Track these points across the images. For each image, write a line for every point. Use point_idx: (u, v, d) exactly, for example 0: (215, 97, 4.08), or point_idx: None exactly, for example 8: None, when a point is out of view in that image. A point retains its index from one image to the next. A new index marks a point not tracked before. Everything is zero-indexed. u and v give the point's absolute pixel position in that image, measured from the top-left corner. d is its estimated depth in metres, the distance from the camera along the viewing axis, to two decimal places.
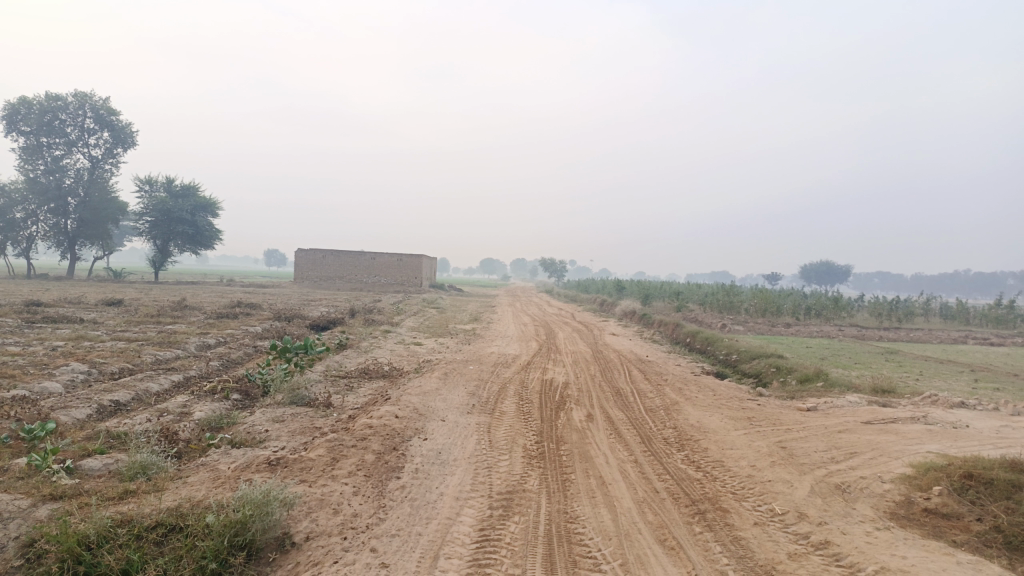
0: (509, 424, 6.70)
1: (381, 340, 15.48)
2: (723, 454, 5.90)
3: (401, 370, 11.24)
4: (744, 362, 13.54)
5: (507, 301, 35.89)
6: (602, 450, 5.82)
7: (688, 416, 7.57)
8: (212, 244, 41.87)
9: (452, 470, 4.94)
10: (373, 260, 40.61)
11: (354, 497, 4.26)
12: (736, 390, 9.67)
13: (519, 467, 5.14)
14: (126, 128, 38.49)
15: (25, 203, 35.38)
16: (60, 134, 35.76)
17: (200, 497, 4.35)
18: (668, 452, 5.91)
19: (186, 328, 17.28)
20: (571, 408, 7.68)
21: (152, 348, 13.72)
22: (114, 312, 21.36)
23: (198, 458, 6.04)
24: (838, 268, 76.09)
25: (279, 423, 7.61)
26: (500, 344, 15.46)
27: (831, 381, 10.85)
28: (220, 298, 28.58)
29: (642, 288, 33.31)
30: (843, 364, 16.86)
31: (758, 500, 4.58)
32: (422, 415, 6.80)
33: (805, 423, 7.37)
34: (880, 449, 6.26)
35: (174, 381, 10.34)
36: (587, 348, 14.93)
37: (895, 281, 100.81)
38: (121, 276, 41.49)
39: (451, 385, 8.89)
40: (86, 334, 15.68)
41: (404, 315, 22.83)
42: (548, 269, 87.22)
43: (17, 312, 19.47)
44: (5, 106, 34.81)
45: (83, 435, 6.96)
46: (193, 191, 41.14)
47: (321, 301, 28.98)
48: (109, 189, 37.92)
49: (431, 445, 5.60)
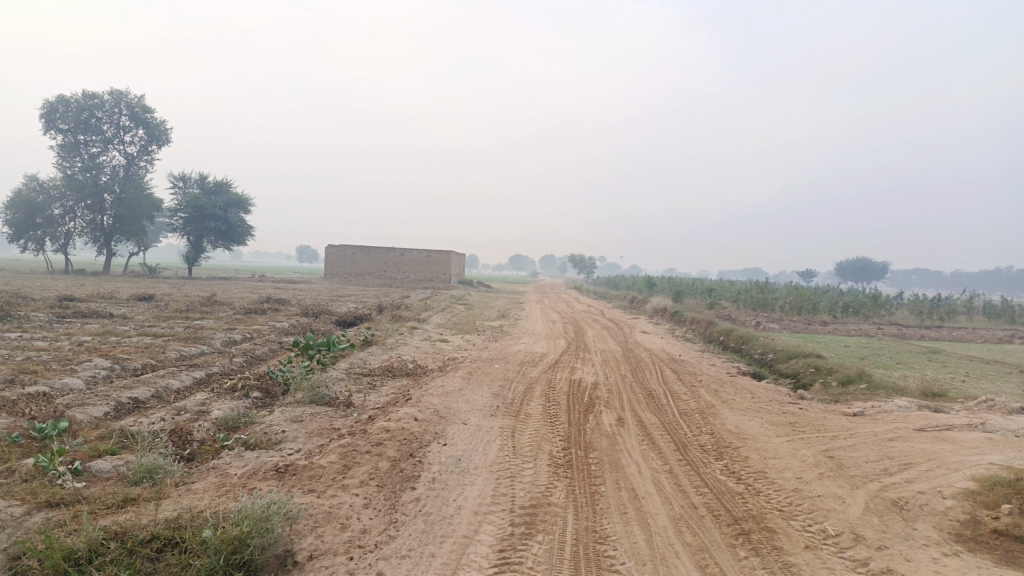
0: (535, 427, 6.34)
1: (407, 337, 15.20)
2: (765, 464, 5.47)
3: (426, 368, 10.94)
4: (780, 362, 12.99)
5: (536, 298, 35.51)
6: (634, 458, 5.42)
7: (725, 421, 7.13)
8: (244, 240, 42.16)
9: (472, 480, 4.59)
10: (402, 256, 40.51)
11: (364, 510, 3.92)
12: (775, 393, 9.17)
13: (545, 476, 4.77)
14: (161, 125, 38.84)
15: (63, 200, 35.94)
16: (97, 131, 36.16)
17: (201, 508, 4.05)
18: (705, 461, 5.49)
19: (213, 324, 17.21)
20: (600, 411, 7.29)
21: (178, 343, 13.61)
22: (145, 306, 21.41)
23: (209, 462, 5.78)
24: (874, 264, 74.39)
25: (297, 423, 7.35)
26: (527, 341, 15.07)
27: (875, 383, 10.29)
28: (250, 294, 28.66)
29: (673, 285, 32.65)
30: (885, 364, 16.18)
31: (807, 518, 4.16)
32: (443, 418, 6.46)
33: (853, 430, 6.87)
34: (937, 460, 5.75)
35: (195, 378, 10.17)
36: (618, 346, 14.48)
37: (934, 279, 98.28)
38: (156, 272, 42.06)
39: (475, 385, 8.53)
40: (114, 329, 15.67)
41: (432, 311, 22.62)
42: (577, 265, 86.82)
43: (49, 306, 19.63)
44: (43, 104, 35.31)
45: (96, 435, 6.75)
46: (226, 187, 41.42)
47: (350, 297, 28.90)
48: (144, 186, 38.33)
49: (451, 451, 5.26)
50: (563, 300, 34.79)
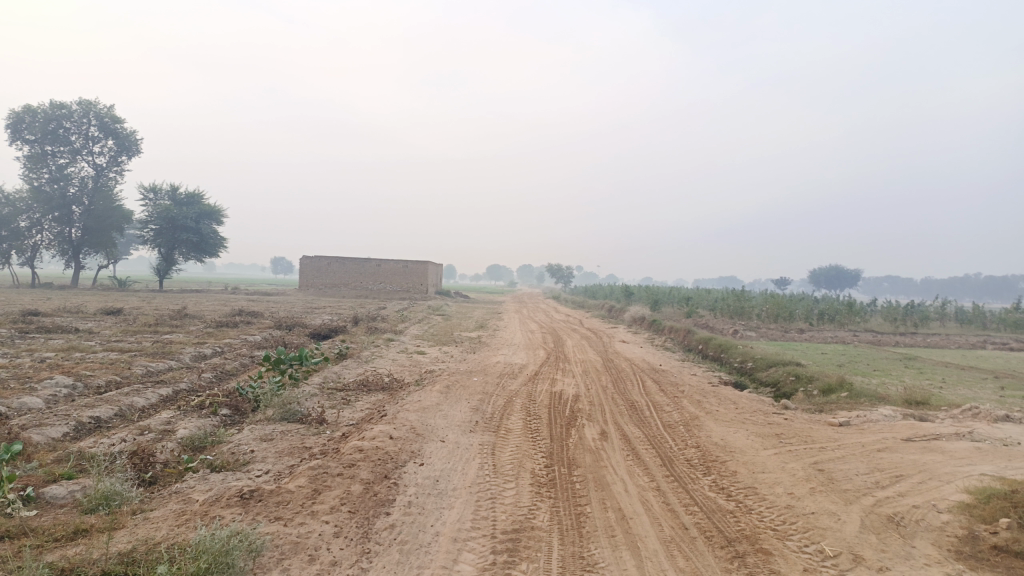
0: (515, 444, 6.10)
1: (383, 349, 14.89)
2: (755, 479, 5.28)
3: (402, 382, 10.65)
4: (760, 370, 12.90)
5: (514, 308, 35.33)
6: (619, 475, 5.20)
7: (710, 433, 6.95)
8: (217, 252, 41.45)
9: (450, 503, 4.34)
10: (378, 267, 40.07)
11: (334, 540, 3.65)
12: (758, 403, 9.02)
13: (527, 497, 4.53)
14: (131, 135, 38.14)
15: (30, 212, 35.08)
16: (65, 142, 35.40)
17: (158, 539, 3.75)
18: (692, 477, 5.29)
19: (182, 338, 16.74)
20: (582, 425, 7.08)
21: (145, 359, 13.17)
22: (113, 321, 20.83)
23: (172, 486, 5.46)
24: (847, 272, 75.29)
25: (267, 442, 7.04)
26: (506, 352, 14.83)
27: (856, 391, 10.20)
28: (223, 307, 28.09)
29: (651, 294, 32.61)
30: (862, 371, 16.19)
31: (803, 538, 3.97)
32: (420, 436, 6.19)
33: (840, 441, 6.73)
34: (928, 471, 5.61)
35: (162, 395, 9.79)
36: (597, 357, 14.30)
37: (905, 286, 99.90)
38: (126, 285, 41.19)
39: (452, 399, 8.26)
40: (78, 345, 15.15)
41: (409, 323, 22.29)
42: (554, 274, 86.78)
43: (12, 322, 19.00)
44: (9, 115, 34.51)
45: (52, 458, 6.39)
46: (198, 199, 40.74)
47: (325, 309, 28.49)
48: (114, 197, 37.56)
49: (428, 471, 5.00)
50: (541, 310, 34.57)
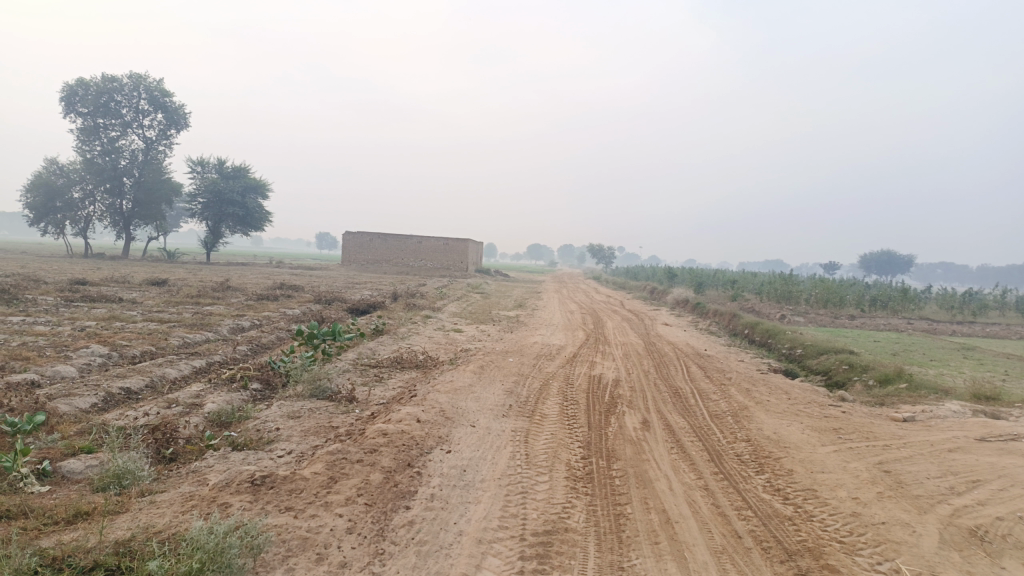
0: (550, 431, 5.71)
1: (420, 326, 14.63)
2: (813, 480, 4.81)
3: (436, 361, 10.35)
4: (810, 358, 12.27)
5: (553, 288, 34.75)
6: (663, 471, 4.77)
7: (761, 426, 6.45)
8: (262, 225, 41.82)
9: (477, 497, 3.97)
10: (419, 244, 39.95)
11: (346, 537, 3.31)
12: (812, 393, 8.43)
13: (560, 493, 4.13)
14: (180, 109, 38.49)
15: (83, 183, 35.80)
16: (116, 115, 35.91)
17: (159, 527, 3.48)
18: (745, 475, 4.85)
19: (222, 310, 16.71)
20: (623, 412, 6.65)
21: (182, 329, 13.12)
22: (157, 291, 21.02)
23: (190, 466, 5.22)
24: (899, 257, 72.65)
25: (294, 419, 6.79)
26: (544, 333, 14.45)
27: (916, 382, 9.56)
28: (265, 280, 28.25)
29: (695, 276, 31.80)
30: (918, 360, 15.37)
31: (873, 553, 3.51)
32: (450, 420, 5.82)
33: (906, 439, 6.15)
34: (1010, 477, 5.02)
35: (195, 367, 9.65)
36: (639, 339, 13.80)
37: (959, 273, 96.57)
38: (174, 257, 41.92)
39: (487, 381, 7.90)
40: (119, 315, 15.20)
41: (448, 300, 22.06)
42: (596, 255, 85.99)
43: (59, 290, 19.30)
44: (63, 88, 35.02)
45: (75, 430, 6.22)
46: (244, 172, 41.03)
47: (366, 284, 28.45)
48: (163, 170, 38.02)
49: (455, 459, 4.64)
50: (581, 290, 34.01)
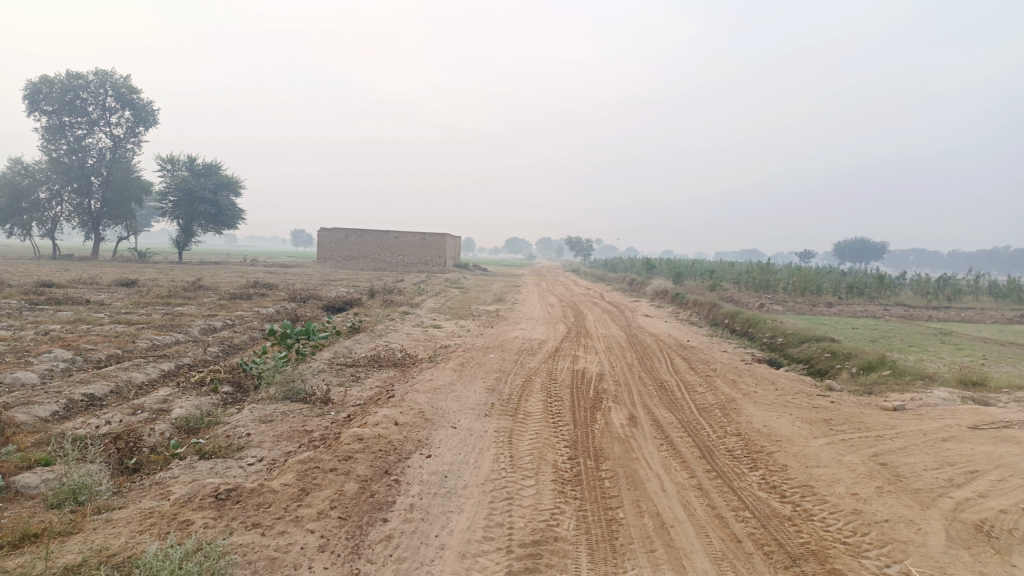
0: (535, 431, 5.47)
1: (398, 323, 14.34)
2: (810, 475, 4.63)
3: (415, 358, 10.09)
4: (792, 346, 12.17)
5: (532, 281, 34.53)
6: (654, 470, 4.55)
7: (750, 419, 6.27)
8: (235, 223, 41.08)
9: (459, 505, 3.73)
10: (396, 240, 39.50)
11: (318, 556, 3.05)
12: (799, 383, 8.29)
13: (547, 498, 3.89)
14: (149, 106, 37.63)
15: (49, 183, 34.85)
16: (82, 113, 34.99)
17: (114, 550, 3.18)
18: (739, 472, 4.65)
19: (193, 310, 16.27)
20: (609, 408, 6.44)
21: (152, 331, 12.71)
22: (126, 292, 20.47)
23: (155, 478, 4.92)
24: (872, 245, 73.44)
25: (266, 424, 6.49)
26: (524, 327, 14.23)
27: (900, 369, 9.47)
28: (240, 278, 27.69)
29: (673, 267, 31.79)
30: (898, 347, 15.37)
31: (880, 555, 3.32)
32: (429, 421, 5.56)
33: (897, 429, 6.00)
34: (1008, 466, 4.87)
35: (163, 370, 9.29)
36: (620, 331, 13.61)
37: (931, 259, 98.09)
38: (146, 257, 41.06)
39: (467, 379, 7.64)
40: (86, 317, 14.71)
41: (426, 296, 21.73)
42: (574, 247, 85.99)
43: (23, 292, 18.71)
44: (26, 86, 34.06)
45: (32, 441, 5.86)
46: (215, 170, 40.28)
47: (342, 280, 28.01)
48: (132, 168, 37.17)
49: (435, 465, 4.38)
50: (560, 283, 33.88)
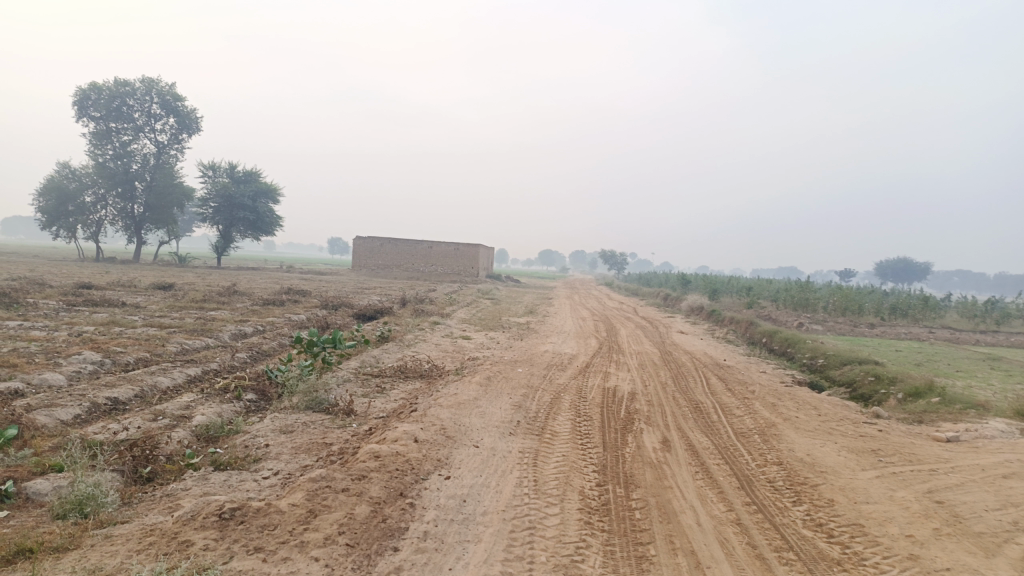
0: (562, 452, 5.19)
1: (427, 333, 14.18)
2: (859, 513, 4.26)
3: (442, 370, 9.87)
4: (833, 368, 11.67)
5: (565, 294, 34.15)
6: (689, 502, 4.24)
7: (791, 446, 5.91)
8: (273, 230, 41.51)
9: (476, 535, 3.47)
10: (430, 249, 39.52)
11: None
12: (843, 409, 7.87)
13: (572, 530, 3.61)
14: (192, 113, 38.30)
15: (95, 187, 35.59)
16: (128, 119, 35.73)
17: (107, 571, 2.98)
18: (781, 507, 4.31)
19: (225, 315, 16.30)
20: (640, 430, 6.13)
21: (182, 335, 12.69)
22: (161, 295, 20.66)
23: (166, 489, 4.75)
24: (916, 265, 71.45)
25: (286, 434, 6.32)
26: (555, 341, 13.94)
27: (950, 395, 8.96)
28: (275, 285, 27.78)
29: (709, 283, 31.19)
30: (945, 372, 14.71)
31: None
32: (451, 439, 5.32)
33: (953, 463, 5.57)
34: None
35: (189, 376, 9.19)
36: (654, 348, 13.23)
37: (978, 281, 95.17)
38: (185, 261, 41.70)
39: (493, 394, 7.38)
40: (119, 319, 14.80)
41: (457, 306, 21.54)
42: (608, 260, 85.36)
43: (62, 294, 18.97)
44: (76, 92, 34.92)
45: (49, 446, 5.73)
46: (255, 177, 40.77)
47: (375, 289, 28.01)
48: (174, 174, 37.82)
49: (454, 488, 4.13)
50: (593, 296, 33.48)
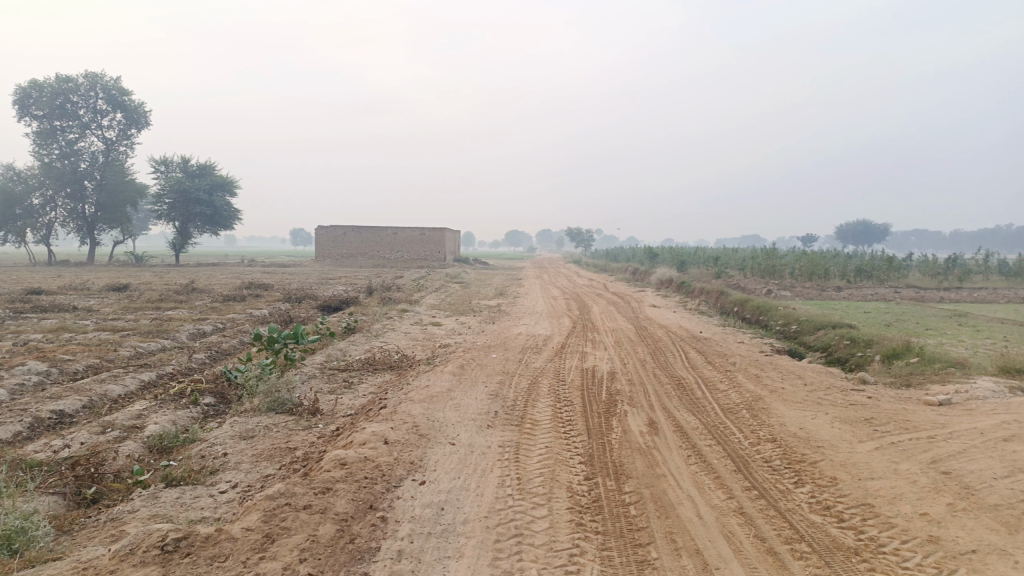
0: (545, 443, 4.84)
1: (396, 321, 13.72)
2: (866, 491, 3.98)
3: (411, 360, 9.45)
4: (807, 334, 11.49)
5: (533, 274, 34.00)
6: (686, 491, 3.91)
7: (782, 420, 5.63)
8: (232, 223, 40.36)
9: (457, 549, 3.09)
10: (395, 236, 38.86)
11: None
12: (828, 377, 7.63)
13: (563, 534, 3.25)
14: (141, 108, 36.90)
15: (43, 189, 34.13)
16: (73, 116, 34.25)
17: None
18: (784, 489, 4.01)
19: (183, 315, 15.61)
20: (625, 413, 5.79)
21: (136, 338, 12.05)
22: (117, 297, 19.83)
23: (111, 513, 4.27)
24: (875, 227, 72.66)
25: (247, 440, 5.86)
26: (527, 322, 13.57)
27: (929, 355, 8.79)
28: (236, 280, 26.98)
29: (676, 255, 31.10)
30: (916, 331, 14.66)
31: None
32: (424, 437, 4.92)
33: (950, 428, 5.33)
34: None
35: (143, 382, 8.64)
36: (628, 324, 12.95)
37: (934, 240, 97.57)
38: (142, 261, 40.39)
39: (467, 383, 6.99)
40: (69, 325, 14.02)
41: (426, 292, 21.06)
42: (575, 238, 85.40)
43: (9, 301, 18.05)
44: (16, 91, 33.42)
45: None
46: (210, 170, 39.57)
47: (341, 279, 27.34)
48: (125, 171, 36.48)
49: (430, 494, 3.75)
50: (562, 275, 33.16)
